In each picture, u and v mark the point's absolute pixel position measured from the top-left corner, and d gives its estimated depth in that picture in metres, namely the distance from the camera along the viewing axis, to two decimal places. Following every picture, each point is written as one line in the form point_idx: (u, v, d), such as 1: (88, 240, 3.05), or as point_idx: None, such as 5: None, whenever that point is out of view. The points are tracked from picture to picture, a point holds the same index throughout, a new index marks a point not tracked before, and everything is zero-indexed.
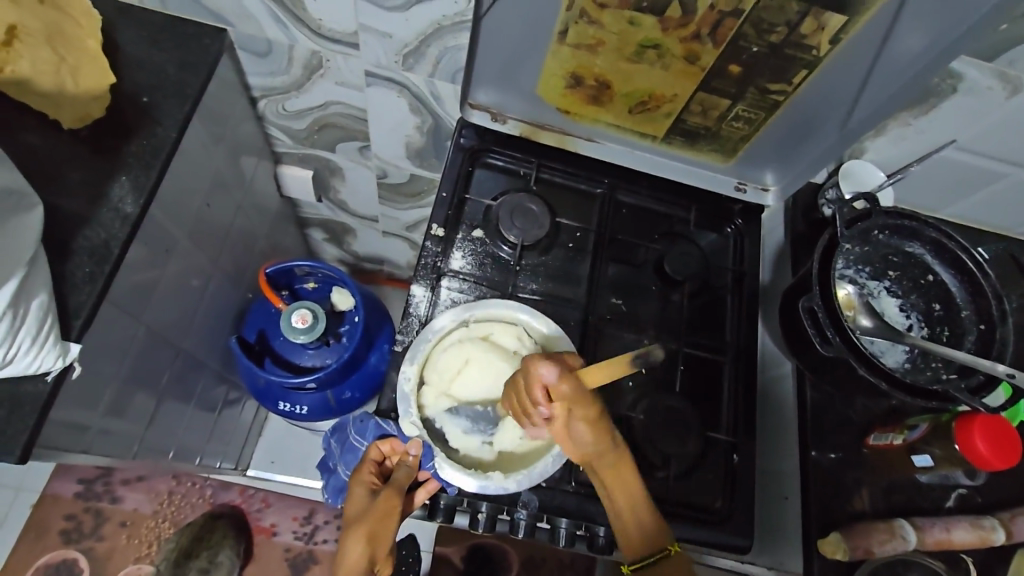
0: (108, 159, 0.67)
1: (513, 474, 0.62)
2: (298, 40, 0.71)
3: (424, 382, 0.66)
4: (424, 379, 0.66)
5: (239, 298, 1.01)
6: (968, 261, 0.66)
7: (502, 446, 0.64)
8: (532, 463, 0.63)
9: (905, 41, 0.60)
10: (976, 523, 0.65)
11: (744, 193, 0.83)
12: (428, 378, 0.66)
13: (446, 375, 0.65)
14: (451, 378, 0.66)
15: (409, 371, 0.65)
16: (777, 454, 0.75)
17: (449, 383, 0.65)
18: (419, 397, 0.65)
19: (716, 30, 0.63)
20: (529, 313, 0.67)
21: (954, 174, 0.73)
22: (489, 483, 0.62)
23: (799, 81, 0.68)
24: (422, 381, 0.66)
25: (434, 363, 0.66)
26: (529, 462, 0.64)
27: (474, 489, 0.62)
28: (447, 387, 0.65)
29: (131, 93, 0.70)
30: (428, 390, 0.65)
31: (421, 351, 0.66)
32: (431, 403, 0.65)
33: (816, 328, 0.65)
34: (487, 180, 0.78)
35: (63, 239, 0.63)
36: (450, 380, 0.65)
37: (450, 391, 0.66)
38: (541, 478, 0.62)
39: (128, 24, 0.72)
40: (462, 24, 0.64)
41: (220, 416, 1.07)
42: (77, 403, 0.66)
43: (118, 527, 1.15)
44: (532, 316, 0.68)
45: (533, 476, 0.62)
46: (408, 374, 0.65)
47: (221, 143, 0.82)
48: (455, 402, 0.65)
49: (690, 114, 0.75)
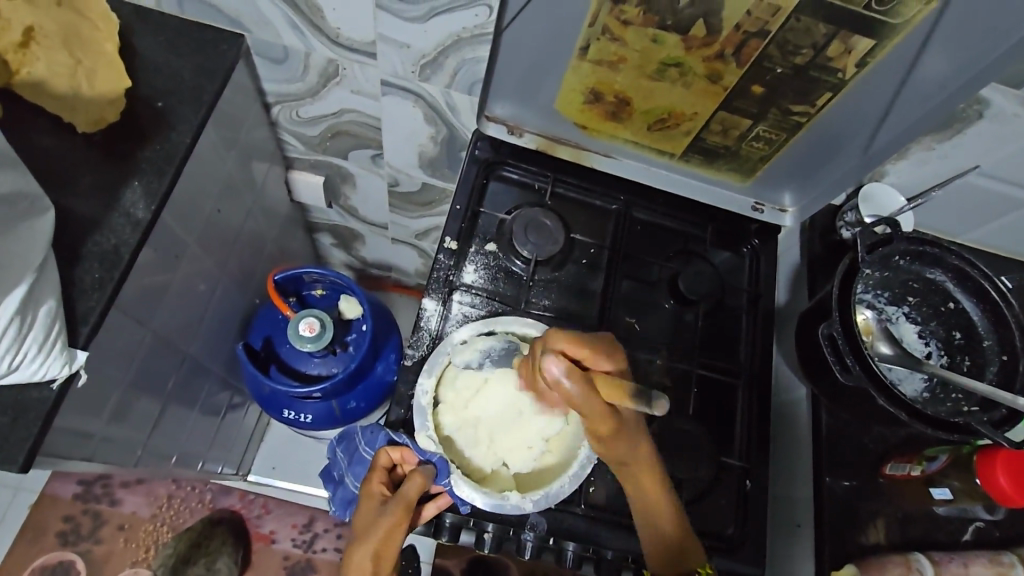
0: (120, 163, 0.67)
1: (530, 494, 0.62)
2: (315, 48, 0.70)
3: (439, 402, 0.65)
4: (439, 399, 0.65)
5: (246, 303, 1.00)
6: (992, 290, 0.64)
7: (517, 467, 0.66)
8: (548, 483, 0.64)
9: (933, 66, 0.59)
10: (995, 560, 0.63)
11: (761, 213, 0.82)
12: (443, 398, 0.65)
13: (463, 395, 0.65)
14: (468, 398, 0.66)
15: (426, 384, 0.64)
16: (790, 480, 0.74)
17: (466, 401, 0.66)
18: (435, 415, 0.64)
19: (741, 50, 0.62)
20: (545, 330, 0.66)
21: (978, 201, 0.71)
22: (505, 502, 0.61)
23: (822, 103, 0.67)
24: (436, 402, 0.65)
25: (451, 383, 0.65)
26: (545, 482, 0.64)
27: (487, 507, 0.61)
28: (464, 408, 0.65)
29: (146, 97, 0.70)
30: (445, 409, 0.65)
31: (438, 365, 0.65)
32: (448, 421, 0.65)
33: (835, 356, 0.64)
34: (500, 192, 0.77)
35: (73, 244, 0.63)
36: (467, 400, 0.65)
37: (465, 411, 0.66)
38: (556, 499, 0.63)
39: (145, 29, 0.72)
40: (482, 36, 0.64)
41: (223, 420, 1.06)
42: (81, 410, 0.66)
43: (116, 530, 1.14)
44: None
45: (550, 496, 0.62)
46: (424, 387, 0.64)
47: (234, 148, 0.81)
48: (471, 422, 0.65)
49: (710, 132, 0.74)
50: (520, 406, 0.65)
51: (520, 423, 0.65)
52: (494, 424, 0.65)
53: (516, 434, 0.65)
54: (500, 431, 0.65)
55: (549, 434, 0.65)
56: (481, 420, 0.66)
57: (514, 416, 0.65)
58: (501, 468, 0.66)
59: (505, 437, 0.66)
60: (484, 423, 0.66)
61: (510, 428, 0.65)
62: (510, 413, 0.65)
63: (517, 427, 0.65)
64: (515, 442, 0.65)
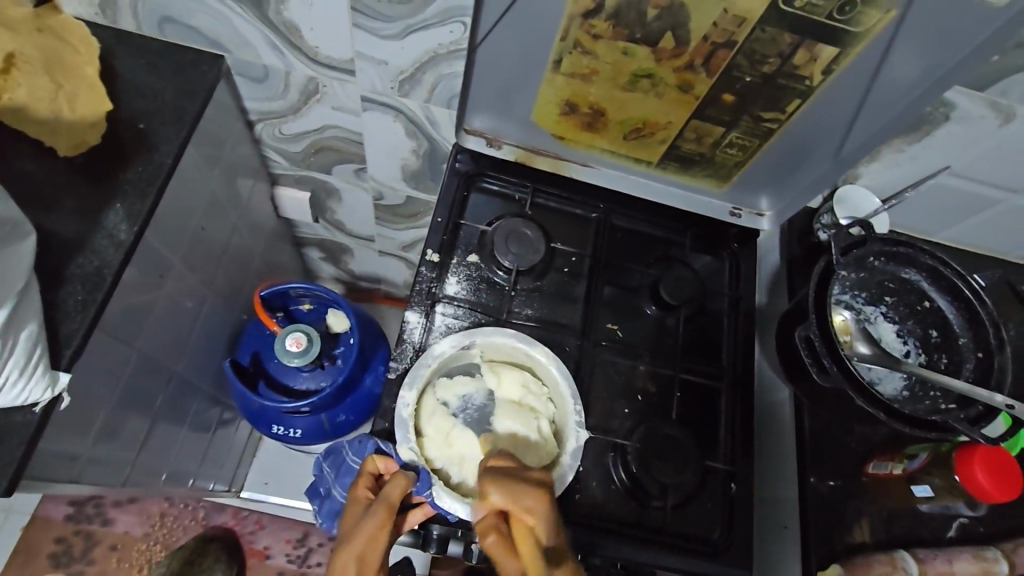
0: (103, 185, 0.67)
1: None
2: (295, 67, 0.71)
3: (422, 434, 0.64)
4: (420, 431, 0.64)
5: (234, 320, 1.00)
6: (965, 288, 0.66)
7: None
8: None
9: (896, 72, 0.61)
10: (979, 555, 0.64)
11: (739, 217, 0.84)
12: (424, 429, 0.64)
13: (445, 429, 0.64)
14: (451, 435, 0.64)
15: (408, 397, 0.63)
16: (776, 481, 0.74)
17: (448, 438, 0.64)
18: (420, 445, 0.63)
19: (710, 60, 0.63)
20: (526, 341, 0.67)
21: (949, 200, 0.73)
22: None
23: (792, 110, 0.68)
24: (418, 431, 0.64)
25: (430, 415, 0.64)
26: None
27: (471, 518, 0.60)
28: (448, 443, 0.64)
29: (128, 119, 0.71)
30: (429, 442, 0.63)
31: (420, 377, 0.64)
32: (434, 454, 0.63)
33: (812, 357, 0.65)
34: (482, 204, 0.78)
35: (56, 266, 0.63)
36: (450, 434, 0.64)
37: (452, 448, 0.64)
38: None
39: (126, 52, 0.73)
40: (457, 52, 0.65)
41: (214, 436, 1.06)
42: (67, 433, 0.66)
43: (108, 550, 1.14)
44: (531, 345, 0.67)
45: None
46: (406, 400, 0.63)
47: (217, 166, 0.82)
48: (457, 459, 0.63)
49: (685, 140, 0.75)
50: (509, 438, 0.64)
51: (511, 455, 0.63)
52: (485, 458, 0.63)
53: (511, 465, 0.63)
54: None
55: (545, 462, 0.64)
56: (469, 456, 0.63)
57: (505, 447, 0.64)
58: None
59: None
60: (471, 460, 0.63)
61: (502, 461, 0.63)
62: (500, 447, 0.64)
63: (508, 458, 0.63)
64: None
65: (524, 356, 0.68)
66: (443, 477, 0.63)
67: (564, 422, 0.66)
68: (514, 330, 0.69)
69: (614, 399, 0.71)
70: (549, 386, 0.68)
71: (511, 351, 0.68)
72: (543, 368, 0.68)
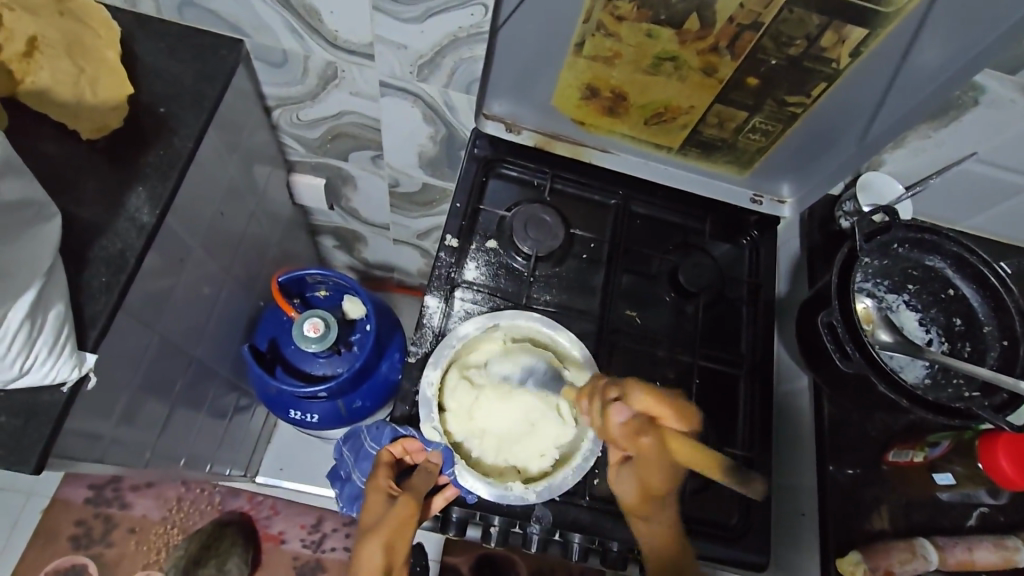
0: (124, 169, 0.68)
1: (534, 485, 0.62)
2: (314, 52, 0.71)
3: (444, 410, 0.64)
4: (443, 406, 0.65)
5: (251, 306, 1.01)
6: (991, 276, 0.65)
7: (527, 471, 0.64)
8: (551, 474, 0.63)
9: (924, 55, 0.60)
10: (999, 544, 0.64)
11: (760, 205, 0.83)
12: (447, 405, 0.64)
13: (466, 403, 0.64)
14: (472, 409, 0.64)
15: (432, 376, 0.64)
16: (794, 470, 0.74)
17: (470, 412, 0.64)
18: (442, 421, 0.64)
19: (735, 43, 0.62)
20: (551, 325, 0.67)
21: (975, 187, 0.72)
22: (509, 493, 0.61)
23: (817, 94, 0.67)
24: (441, 408, 0.65)
25: (453, 389, 0.64)
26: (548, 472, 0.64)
27: (492, 497, 0.61)
28: (469, 418, 0.64)
29: (149, 103, 0.71)
30: (451, 417, 0.64)
31: (444, 357, 0.65)
32: (456, 429, 0.64)
33: (835, 343, 0.65)
34: (500, 189, 0.78)
35: (80, 249, 0.63)
36: (471, 409, 0.64)
37: (472, 423, 0.64)
38: (560, 491, 0.62)
39: (146, 36, 0.73)
40: (479, 35, 0.64)
41: (230, 422, 1.07)
42: (92, 413, 0.66)
43: (126, 533, 1.15)
44: (554, 330, 0.67)
45: (554, 487, 0.62)
46: (430, 379, 0.64)
47: (235, 152, 0.82)
48: (477, 433, 0.64)
49: (707, 126, 0.74)
50: (530, 417, 0.64)
51: (532, 434, 0.64)
52: (505, 436, 0.64)
53: (531, 445, 0.64)
54: (512, 442, 0.64)
55: (563, 446, 0.64)
56: (489, 433, 0.64)
57: (524, 426, 0.64)
58: (513, 479, 0.63)
59: (517, 450, 0.64)
60: (491, 434, 0.64)
61: (519, 438, 0.64)
62: (521, 426, 0.64)
63: (528, 438, 0.64)
64: (524, 449, 0.64)
65: (547, 341, 0.68)
66: (463, 452, 0.64)
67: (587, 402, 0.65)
68: (536, 313, 0.68)
69: None
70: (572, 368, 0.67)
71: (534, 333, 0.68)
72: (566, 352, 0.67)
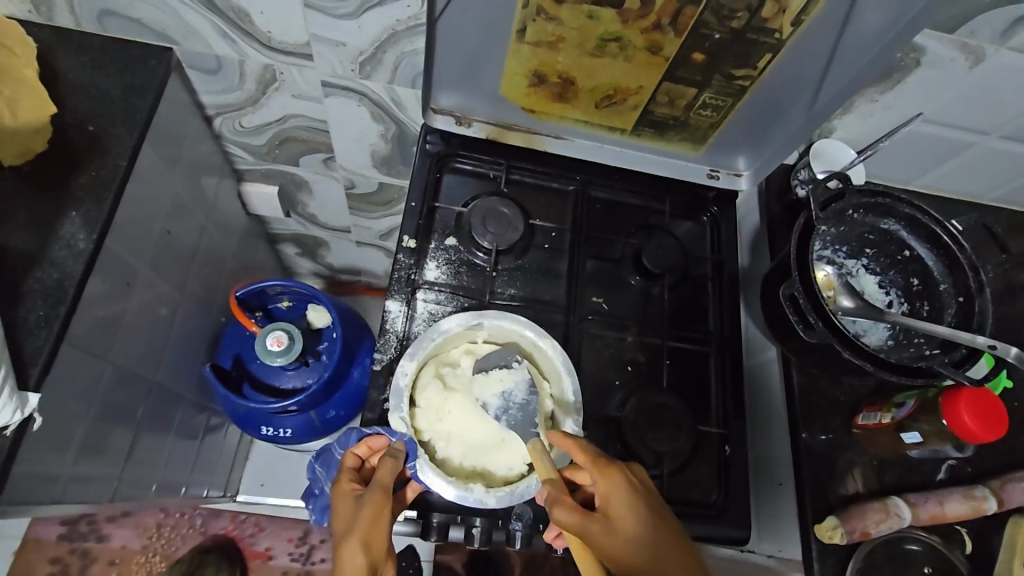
0: (56, 194, 0.64)
1: (494, 490, 0.60)
2: (249, 55, 0.68)
3: (415, 405, 0.64)
4: (414, 401, 0.64)
5: (212, 323, 0.98)
6: (943, 234, 0.66)
7: (491, 478, 0.62)
8: (515, 483, 0.61)
9: (865, 18, 0.60)
10: (968, 494, 0.65)
11: (717, 179, 0.83)
12: (418, 400, 0.64)
13: (437, 403, 0.63)
14: (440, 413, 0.63)
15: (408, 367, 0.63)
16: (769, 440, 0.75)
17: (439, 414, 0.63)
18: (411, 415, 0.63)
19: (677, 19, 0.61)
20: (535, 331, 0.66)
21: (922, 147, 0.73)
22: (469, 494, 0.59)
23: (764, 65, 0.67)
24: (413, 402, 0.64)
25: (426, 387, 0.64)
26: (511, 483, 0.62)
27: (454, 497, 0.59)
28: (438, 418, 0.63)
29: (76, 121, 0.67)
30: (420, 414, 0.63)
31: (422, 349, 0.64)
32: (423, 426, 0.63)
33: (798, 315, 0.65)
34: (455, 185, 0.77)
35: (13, 283, 0.60)
36: (440, 409, 0.63)
37: (439, 423, 0.63)
38: (522, 500, 0.60)
39: (66, 51, 0.69)
40: (417, 27, 0.62)
41: (203, 443, 1.04)
42: (46, 453, 0.63)
43: (107, 566, 1.12)
44: (539, 335, 0.66)
45: (514, 495, 0.60)
46: (405, 369, 0.63)
47: (178, 166, 0.79)
48: (445, 434, 0.63)
49: (657, 104, 0.74)
50: (502, 432, 0.63)
51: (500, 448, 0.63)
52: (473, 442, 0.63)
53: (499, 458, 0.63)
54: (480, 451, 0.63)
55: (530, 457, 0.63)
56: (458, 435, 0.63)
57: (495, 438, 0.63)
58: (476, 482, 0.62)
59: (483, 458, 0.63)
60: (457, 438, 0.63)
61: (487, 449, 0.63)
62: (486, 441, 0.63)
63: (497, 450, 0.63)
64: (490, 459, 0.63)
65: (531, 346, 0.67)
66: (429, 450, 0.63)
67: (561, 414, 0.64)
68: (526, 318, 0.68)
69: (604, 372, 0.71)
70: (550, 381, 0.67)
71: (517, 338, 0.67)
72: (548, 361, 0.66)
